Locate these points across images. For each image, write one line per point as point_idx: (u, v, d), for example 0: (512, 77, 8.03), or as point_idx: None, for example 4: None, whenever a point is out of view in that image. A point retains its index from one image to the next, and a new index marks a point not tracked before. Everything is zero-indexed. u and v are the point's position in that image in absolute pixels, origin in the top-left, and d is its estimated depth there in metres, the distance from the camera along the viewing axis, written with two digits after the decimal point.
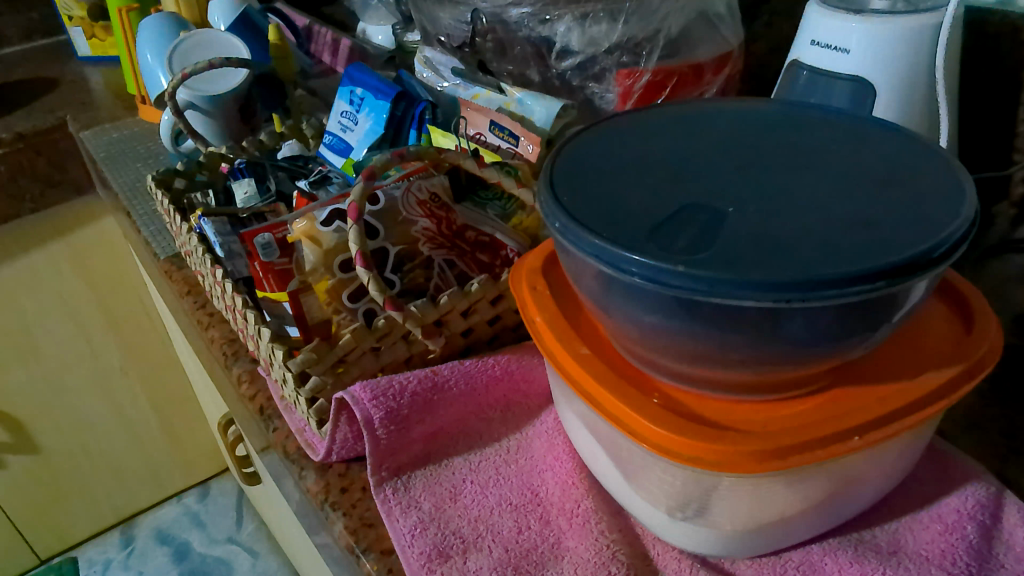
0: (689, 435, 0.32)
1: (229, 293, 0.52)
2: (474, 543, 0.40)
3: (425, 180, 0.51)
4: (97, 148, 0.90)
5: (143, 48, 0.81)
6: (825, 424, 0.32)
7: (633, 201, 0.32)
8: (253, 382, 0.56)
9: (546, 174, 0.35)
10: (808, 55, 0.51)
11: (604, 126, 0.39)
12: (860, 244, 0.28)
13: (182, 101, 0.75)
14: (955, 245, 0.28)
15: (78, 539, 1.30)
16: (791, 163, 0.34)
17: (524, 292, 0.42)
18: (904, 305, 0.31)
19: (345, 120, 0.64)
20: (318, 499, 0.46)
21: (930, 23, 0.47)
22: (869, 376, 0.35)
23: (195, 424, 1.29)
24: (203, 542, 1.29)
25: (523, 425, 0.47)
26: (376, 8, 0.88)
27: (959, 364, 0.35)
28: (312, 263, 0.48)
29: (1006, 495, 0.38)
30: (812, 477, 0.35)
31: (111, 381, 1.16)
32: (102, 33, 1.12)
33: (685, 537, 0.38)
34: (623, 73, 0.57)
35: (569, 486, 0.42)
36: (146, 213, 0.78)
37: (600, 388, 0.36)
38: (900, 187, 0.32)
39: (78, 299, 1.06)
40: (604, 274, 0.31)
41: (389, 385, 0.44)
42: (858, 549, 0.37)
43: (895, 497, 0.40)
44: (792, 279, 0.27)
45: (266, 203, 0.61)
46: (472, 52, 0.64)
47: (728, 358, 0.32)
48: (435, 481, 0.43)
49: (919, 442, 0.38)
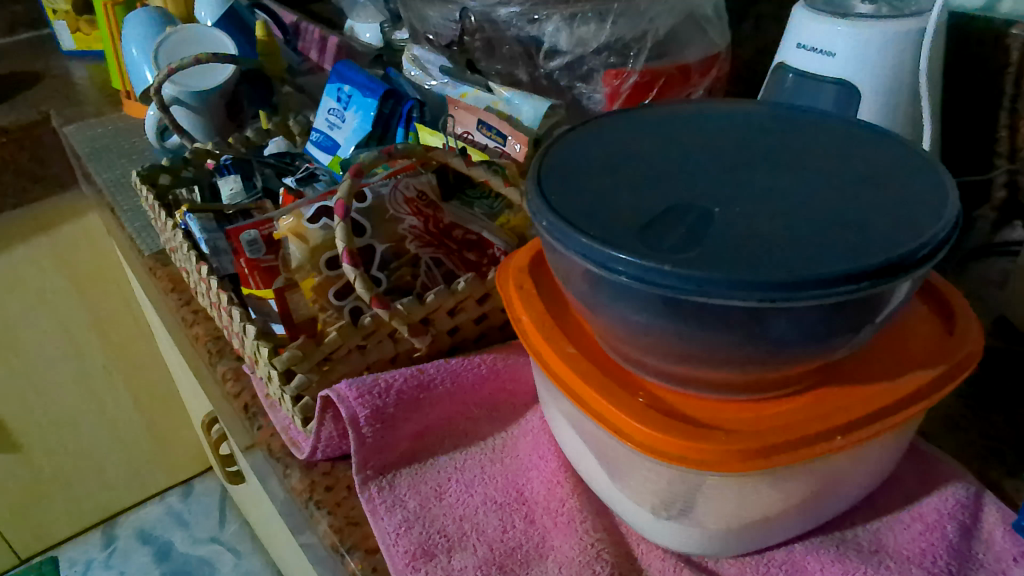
0: (676, 435, 0.33)
1: (215, 290, 0.52)
2: (460, 542, 0.40)
3: (412, 179, 0.50)
4: (81, 143, 0.89)
5: (129, 42, 0.80)
6: (810, 424, 0.33)
7: (621, 200, 0.32)
8: (238, 381, 0.56)
9: (534, 174, 0.35)
10: (794, 58, 0.52)
11: (591, 126, 0.39)
12: (843, 245, 0.29)
13: (168, 96, 0.73)
14: (937, 248, 0.29)
15: (59, 539, 1.29)
16: (779, 163, 0.34)
17: (510, 291, 0.42)
18: (888, 306, 0.31)
19: (333, 117, 0.64)
20: (303, 498, 0.46)
21: (914, 29, 0.47)
22: (853, 376, 0.35)
23: (179, 422, 1.28)
24: (186, 542, 1.28)
25: (508, 424, 0.47)
26: (364, 7, 0.88)
27: (941, 364, 0.35)
28: (299, 260, 0.47)
29: (986, 494, 0.39)
30: (794, 476, 0.35)
31: (93, 378, 1.14)
32: (86, 28, 1.11)
33: (669, 536, 0.38)
34: (611, 73, 0.58)
35: (555, 484, 0.42)
36: (130, 210, 0.77)
37: (585, 387, 0.36)
38: (886, 187, 0.32)
39: (60, 296, 1.05)
40: (592, 273, 0.32)
41: (375, 383, 0.44)
42: (840, 548, 0.38)
43: (877, 497, 0.40)
44: (778, 279, 0.27)
45: (253, 199, 0.60)
46: (460, 51, 0.64)
47: (714, 357, 0.32)
48: (421, 480, 0.43)
49: (900, 443, 0.38)
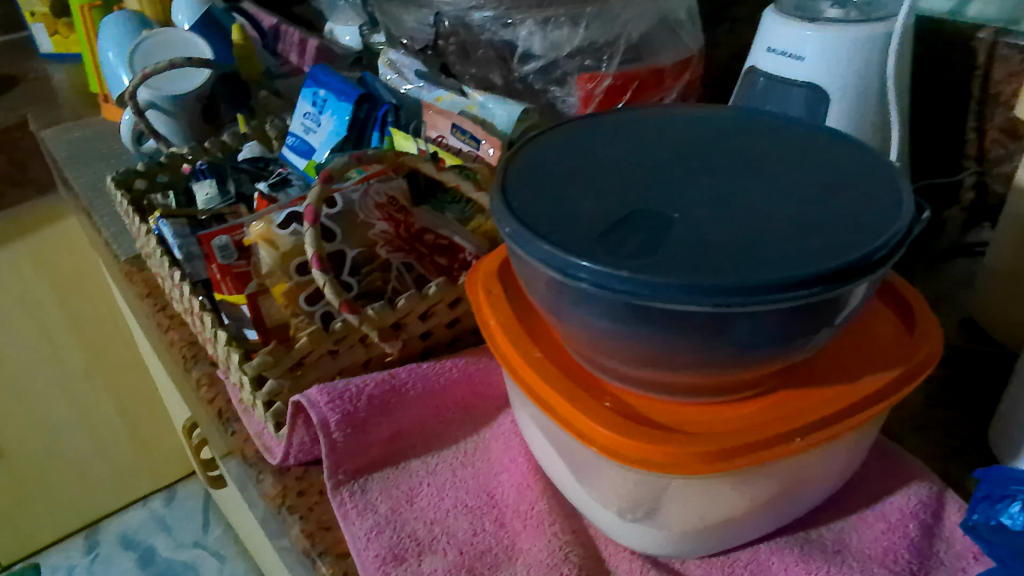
0: (639, 438, 0.33)
1: (187, 295, 0.52)
2: (430, 546, 0.40)
3: (383, 184, 0.51)
4: (58, 147, 0.89)
5: (105, 46, 0.80)
6: (770, 426, 0.33)
7: (583, 206, 0.33)
8: (212, 386, 0.56)
9: (499, 180, 0.35)
10: (764, 62, 0.52)
11: (557, 132, 0.39)
12: (801, 250, 0.29)
13: (142, 101, 0.73)
14: (891, 252, 0.29)
15: (41, 545, 1.28)
16: (740, 169, 0.35)
17: (479, 296, 0.42)
18: (846, 309, 0.32)
19: (308, 122, 0.64)
20: (275, 503, 0.46)
21: (882, 33, 0.48)
22: (813, 379, 0.35)
23: (162, 427, 1.27)
24: (169, 547, 1.28)
25: (481, 428, 0.47)
26: (343, 10, 0.88)
27: (900, 366, 0.36)
28: (269, 266, 0.48)
29: (948, 494, 0.39)
30: (757, 478, 0.35)
31: (73, 383, 1.14)
32: (64, 30, 1.10)
33: (636, 537, 0.38)
34: (585, 76, 0.58)
35: (524, 487, 0.42)
36: (107, 214, 0.76)
37: (551, 391, 0.36)
38: (843, 192, 0.32)
39: (39, 300, 1.04)
40: (554, 279, 0.32)
41: (346, 388, 0.44)
42: (804, 548, 0.38)
43: (843, 497, 0.41)
44: (733, 284, 0.28)
45: (227, 204, 0.60)
46: (435, 55, 0.65)
47: (675, 361, 0.32)
48: (393, 484, 0.43)
49: (863, 443, 0.38)
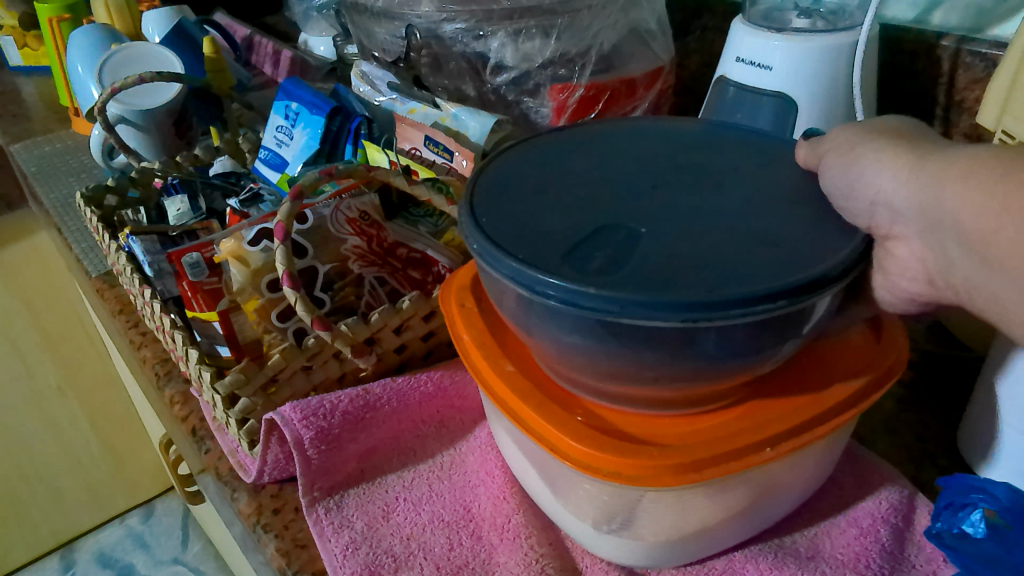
0: (611, 451, 0.33)
1: (158, 313, 0.52)
2: (406, 562, 0.40)
3: (355, 199, 0.50)
4: (27, 162, 0.88)
5: (74, 59, 0.79)
6: (740, 436, 0.33)
7: (552, 221, 0.33)
8: (186, 404, 0.55)
9: (468, 196, 0.35)
10: (734, 72, 0.53)
11: (526, 146, 0.39)
12: (767, 264, 0.29)
13: (113, 115, 0.73)
14: (852, 264, 0.30)
15: (16, 565, 1.26)
16: (707, 181, 0.35)
17: (453, 309, 0.42)
18: (813, 319, 0.32)
19: (281, 135, 0.64)
20: (250, 521, 0.46)
21: (846, 42, 0.49)
22: (782, 388, 0.36)
23: (138, 442, 1.25)
24: (147, 564, 1.26)
25: (456, 441, 0.47)
26: (318, 20, 0.88)
27: (867, 374, 0.36)
28: (240, 282, 0.47)
29: (918, 498, 0.40)
30: (729, 488, 0.36)
31: (46, 400, 1.12)
32: (34, 43, 1.08)
33: (612, 548, 0.39)
34: (557, 87, 0.58)
35: (500, 500, 0.42)
36: (77, 230, 0.76)
37: (524, 406, 0.36)
38: (807, 205, 0.33)
39: (11, 317, 1.03)
40: (523, 295, 0.32)
41: (320, 404, 0.44)
42: (778, 555, 0.38)
43: (815, 502, 0.41)
44: (701, 300, 0.28)
45: (199, 220, 0.60)
46: (406, 67, 0.63)
47: (644, 375, 0.33)
48: (368, 500, 0.43)
49: (834, 451, 0.39)
